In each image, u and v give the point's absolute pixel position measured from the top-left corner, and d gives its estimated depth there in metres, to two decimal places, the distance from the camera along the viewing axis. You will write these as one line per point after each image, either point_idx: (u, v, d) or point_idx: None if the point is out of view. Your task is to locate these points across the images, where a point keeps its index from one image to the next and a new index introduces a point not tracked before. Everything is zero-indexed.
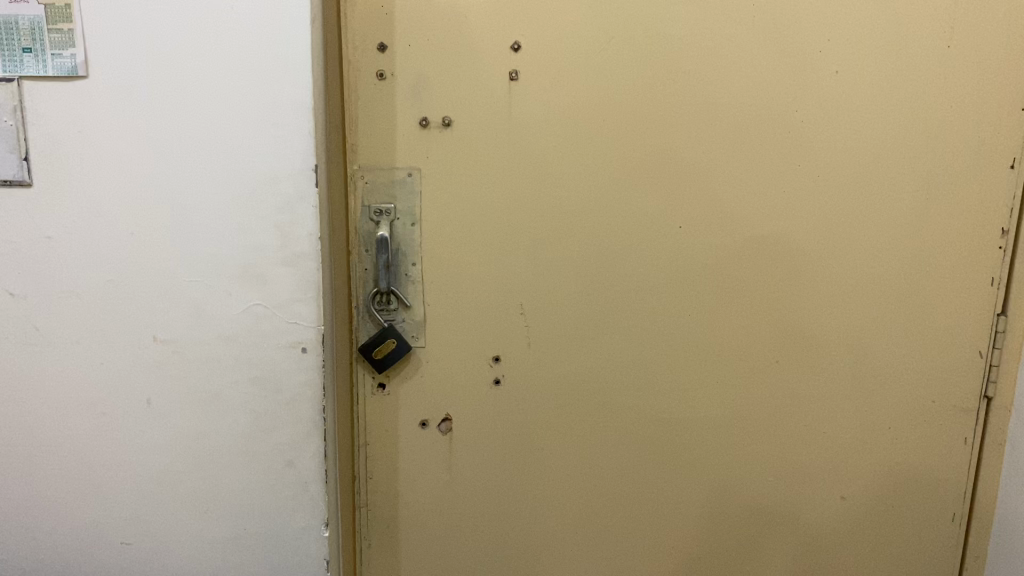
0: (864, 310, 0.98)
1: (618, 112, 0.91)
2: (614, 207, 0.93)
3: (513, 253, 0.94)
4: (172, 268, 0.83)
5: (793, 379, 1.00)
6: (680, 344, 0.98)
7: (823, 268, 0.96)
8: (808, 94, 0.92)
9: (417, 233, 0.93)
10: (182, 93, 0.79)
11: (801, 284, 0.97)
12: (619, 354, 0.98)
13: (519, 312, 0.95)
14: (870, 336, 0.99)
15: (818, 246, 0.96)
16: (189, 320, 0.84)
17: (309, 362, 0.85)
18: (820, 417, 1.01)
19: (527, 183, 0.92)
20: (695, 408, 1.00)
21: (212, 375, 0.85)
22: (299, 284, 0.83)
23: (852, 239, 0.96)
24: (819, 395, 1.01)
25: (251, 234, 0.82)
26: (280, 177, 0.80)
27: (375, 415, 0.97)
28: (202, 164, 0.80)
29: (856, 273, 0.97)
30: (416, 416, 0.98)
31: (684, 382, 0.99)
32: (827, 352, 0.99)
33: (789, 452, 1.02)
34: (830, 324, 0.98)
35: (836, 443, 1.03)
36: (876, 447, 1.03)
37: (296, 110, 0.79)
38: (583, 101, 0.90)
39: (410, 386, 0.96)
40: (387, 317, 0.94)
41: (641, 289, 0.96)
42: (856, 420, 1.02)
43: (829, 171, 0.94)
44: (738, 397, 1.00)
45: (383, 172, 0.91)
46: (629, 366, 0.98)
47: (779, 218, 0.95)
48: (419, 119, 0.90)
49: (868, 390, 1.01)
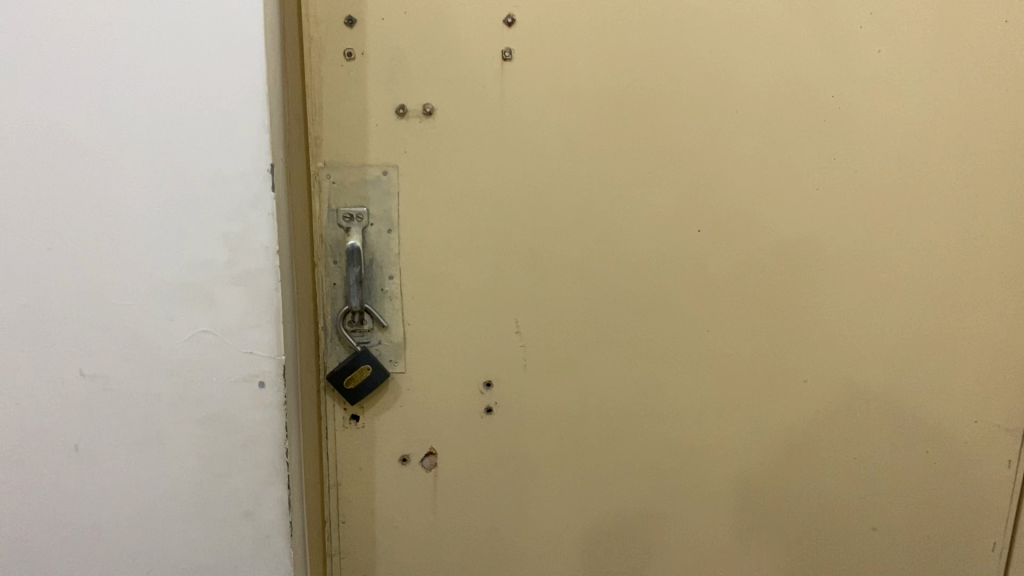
0: (903, 322, 0.87)
1: (629, 99, 0.78)
2: (623, 208, 0.81)
3: (507, 264, 0.81)
4: (100, 289, 0.68)
5: (824, 400, 0.89)
6: (698, 364, 0.86)
7: (858, 275, 0.85)
8: (846, 77, 0.79)
9: (395, 241, 0.79)
10: (105, 75, 0.64)
11: (834, 293, 0.85)
12: (629, 376, 0.85)
13: (514, 330, 0.83)
14: (908, 351, 0.87)
15: (853, 250, 0.84)
16: (122, 350, 0.70)
17: (268, 397, 0.72)
18: (853, 442, 0.90)
19: (523, 181, 0.79)
20: (713, 435, 0.88)
21: (152, 414, 0.71)
22: (255, 307, 0.69)
23: (892, 242, 0.84)
24: (850, 416, 0.89)
25: (195, 247, 0.68)
26: (229, 178, 0.66)
27: (348, 451, 0.84)
28: (134, 163, 0.66)
29: (895, 282, 0.85)
30: (395, 452, 0.84)
31: (703, 406, 0.87)
32: (860, 368, 0.88)
33: (817, 481, 0.91)
34: (867, 339, 0.87)
35: (868, 469, 0.91)
36: (912, 474, 0.92)
37: (247, 96, 0.65)
38: (588, 87, 0.78)
39: (388, 417, 0.83)
40: (360, 338, 0.81)
41: (653, 302, 0.84)
42: (893, 445, 0.91)
43: (869, 166, 0.82)
44: (763, 422, 0.89)
45: (353, 170, 0.77)
46: (640, 389, 0.86)
47: (810, 219, 0.83)
48: (396, 108, 0.76)
49: (904, 410, 0.89)
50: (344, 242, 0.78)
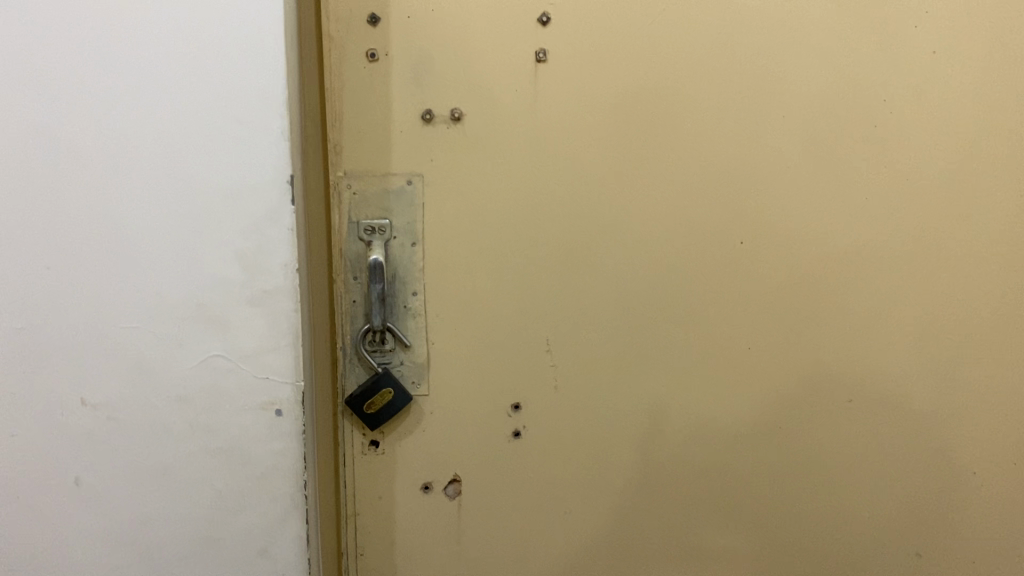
0: (953, 338, 0.82)
1: (669, 103, 0.74)
2: (662, 219, 0.76)
3: (538, 278, 0.76)
4: (103, 311, 0.63)
5: (870, 422, 0.84)
6: (738, 384, 0.81)
7: (906, 289, 0.80)
8: (898, 80, 0.76)
9: (419, 256, 0.74)
10: (112, 79, 0.59)
11: (881, 308, 0.81)
12: (665, 397, 0.80)
13: (544, 349, 0.77)
14: (958, 369, 0.83)
15: (902, 263, 0.80)
16: (128, 377, 0.64)
17: (285, 426, 0.66)
18: (899, 465, 0.85)
19: (557, 191, 0.74)
20: (753, 459, 0.83)
21: (160, 445, 0.66)
22: (271, 330, 0.64)
23: (942, 254, 0.80)
24: (897, 438, 0.84)
25: (207, 266, 0.62)
26: (245, 191, 0.61)
27: (367, 479, 0.79)
28: (141, 174, 0.61)
29: (946, 296, 0.81)
30: (417, 479, 0.79)
31: (742, 427, 0.82)
32: (907, 388, 0.83)
33: (860, 507, 0.86)
34: (915, 357, 0.82)
35: (914, 494, 0.86)
36: (959, 497, 0.86)
37: (265, 102, 0.60)
38: (626, 91, 0.73)
39: (409, 442, 0.78)
40: (381, 360, 0.76)
41: (691, 319, 0.79)
42: (942, 470, 0.85)
43: (919, 174, 0.78)
44: (805, 444, 0.84)
45: (375, 180, 0.72)
46: (676, 410, 0.81)
47: (858, 230, 0.78)
48: (422, 113, 0.71)
49: (952, 431, 0.84)
50: (364, 257, 0.73)
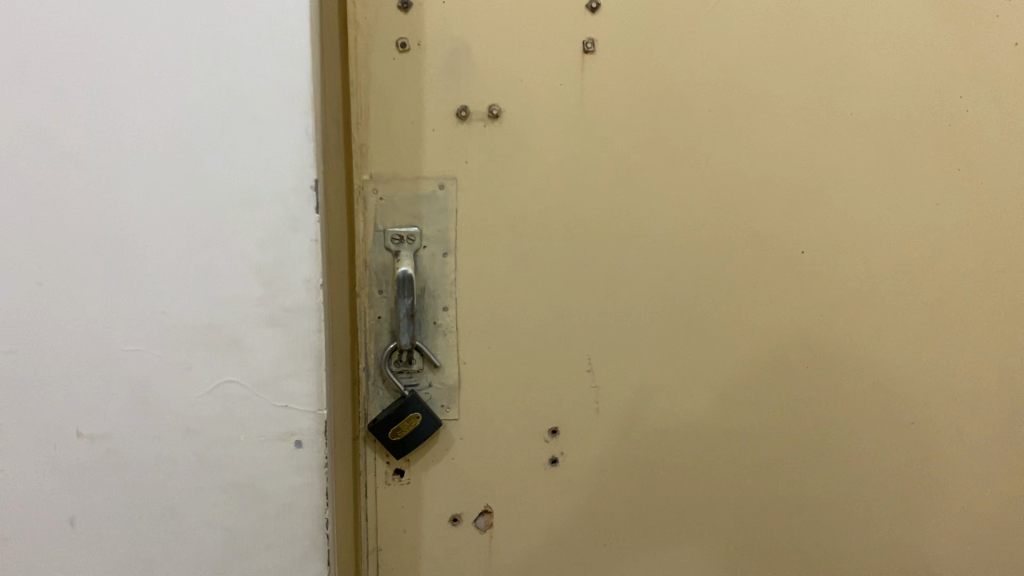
0: (1010, 352, 0.80)
1: (731, 101, 0.71)
2: (721, 232, 0.74)
3: (579, 293, 0.73)
4: (104, 333, 0.56)
5: (923, 437, 0.81)
6: (794, 401, 0.78)
7: (965, 301, 0.78)
8: (969, 78, 0.73)
9: (451, 266, 0.71)
10: (112, 71, 0.52)
11: (938, 322, 0.78)
12: (712, 416, 0.78)
13: (586, 369, 0.74)
14: (1015, 385, 0.81)
15: (963, 272, 0.77)
16: (131, 407, 0.57)
17: (305, 460, 0.60)
18: (948, 485, 0.83)
19: (608, 197, 0.71)
20: (800, 482, 0.81)
21: (165, 483, 0.59)
22: (292, 352, 0.57)
23: (1004, 264, 0.77)
24: (948, 457, 0.82)
25: (221, 282, 0.56)
26: (264, 198, 0.54)
27: (391, 511, 0.74)
28: (146, 178, 0.54)
29: (1007, 307, 0.78)
30: (446, 510, 0.75)
31: (791, 443, 0.80)
32: (961, 405, 0.81)
33: (907, 529, 0.84)
34: (970, 369, 0.80)
35: (960, 513, 0.84)
36: (1006, 515, 0.85)
37: (288, 99, 0.53)
38: (686, 88, 0.70)
39: (438, 469, 0.74)
40: (408, 382, 0.71)
41: (741, 335, 0.76)
42: (990, 488, 0.84)
43: (986, 177, 0.75)
44: (854, 462, 0.81)
45: (404, 186, 0.69)
46: (723, 427, 0.78)
47: (915, 238, 0.76)
48: (458, 110, 0.68)
49: (1004, 449, 0.82)
50: (391, 268, 0.69)
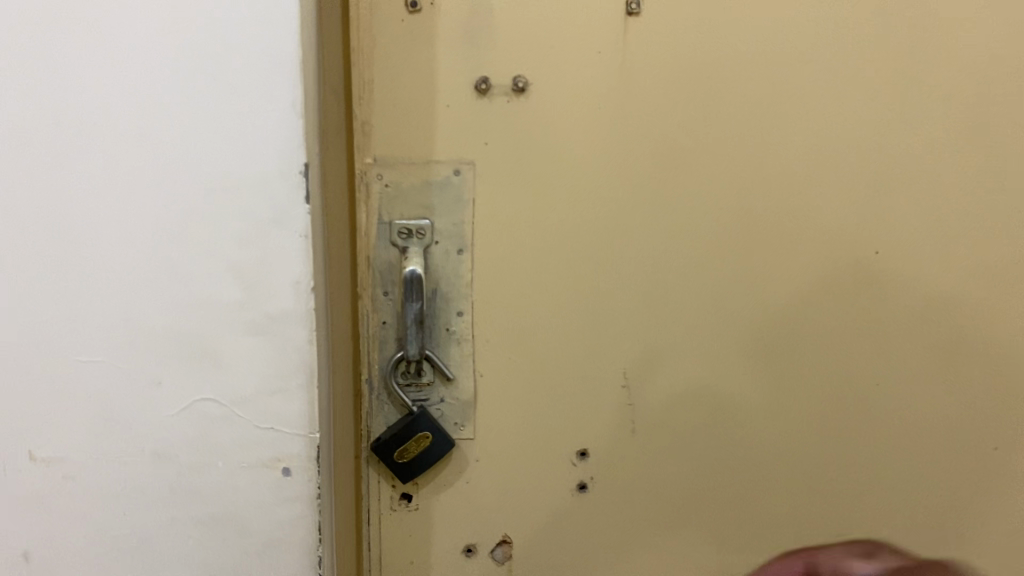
0: None
1: (798, 78, 0.62)
2: (781, 230, 0.65)
3: (614, 298, 0.64)
4: (59, 341, 0.48)
5: (1004, 465, 0.72)
6: (860, 424, 0.69)
7: None
8: None
9: (466, 265, 0.62)
10: (59, 29, 0.43)
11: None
12: (761, 437, 0.69)
13: (620, 384, 0.66)
14: None
15: None
16: (91, 427, 0.49)
17: (293, 489, 0.51)
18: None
19: (649, 186, 0.63)
20: (862, 513, 0.72)
21: (132, 514, 0.51)
22: (279, 366, 0.49)
23: None
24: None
25: (194, 284, 0.47)
26: (243, 186, 0.45)
27: (397, 538, 0.67)
28: (105, 161, 0.45)
29: None
30: (458, 537, 0.68)
31: (854, 468, 0.70)
32: None
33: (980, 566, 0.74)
34: None
35: None
36: None
37: (272, 65, 0.44)
38: (746, 60, 0.61)
39: (450, 492, 0.66)
40: (416, 397, 0.63)
41: (800, 346, 0.67)
42: None
43: None
44: (923, 492, 0.72)
45: (413, 172, 0.60)
46: (773, 451, 0.69)
47: (1004, 239, 0.66)
48: (477, 82, 0.59)
49: None
50: (397, 266, 0.61)
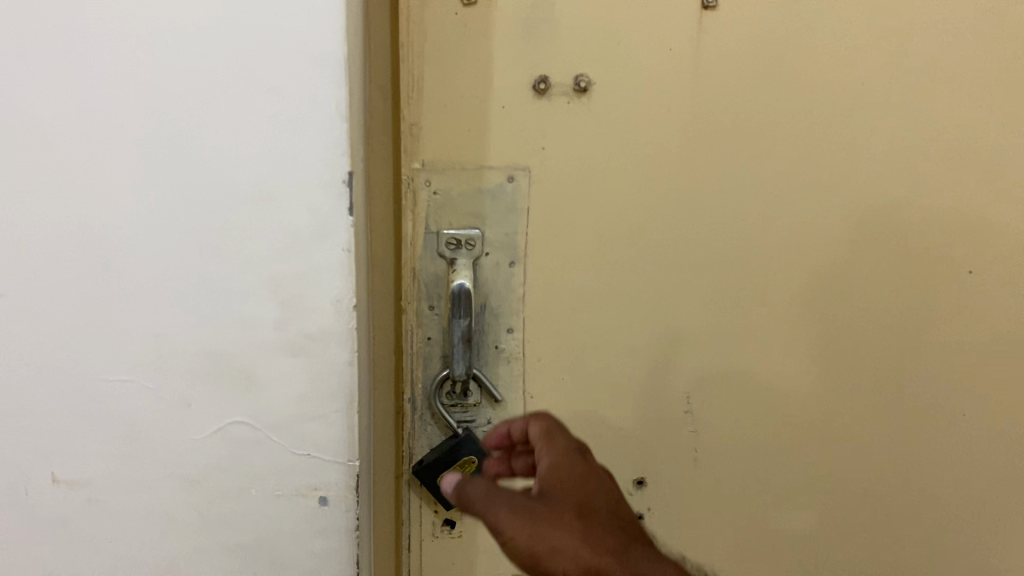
0: None
1: (888, 79, 0.57)
2: (864, 245, 0.60)
3: (678, 314, 0.61)
4: (84, 358, 0.44)
5: None
6: (946, 457, 0.64)
7: None
8: None
9: (518, 277, 0.60)
10: (83, 22, 0.40)
11: None
12: (836, 469, 0.64)
13: (684, 411, 0.62)
14: None
15: None
16: (117, 449, 0.46)
17: (330, 519, 0.48)
18: None
19: (718, 193, 0.59)
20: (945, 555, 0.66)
21: (159, 542, 0.48)
22: (317, 388, 0.45)
23: None
24: None
25: (227, 301, 0.43)
26: (281, 195, 0.42)
27: (439, 566, 0.63)
28: (132, 166, 0.41)
29: None
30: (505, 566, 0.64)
31: (938, 507, 0.65)
32: None
33: None
34: None
35: None
36: None
37: (315, 64, 0.40)
38: (830, 58, 0.57)
39: None
40: (461, 418, 0.61)
41: (880, 371, 0.62)
42: None
43: None
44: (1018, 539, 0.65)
45: (463, 178, 0.58)
46: (847, 484, 0.64)
47: None
48: (536, 81, 0.56)
49: None
50: (443, 279, 0.59)
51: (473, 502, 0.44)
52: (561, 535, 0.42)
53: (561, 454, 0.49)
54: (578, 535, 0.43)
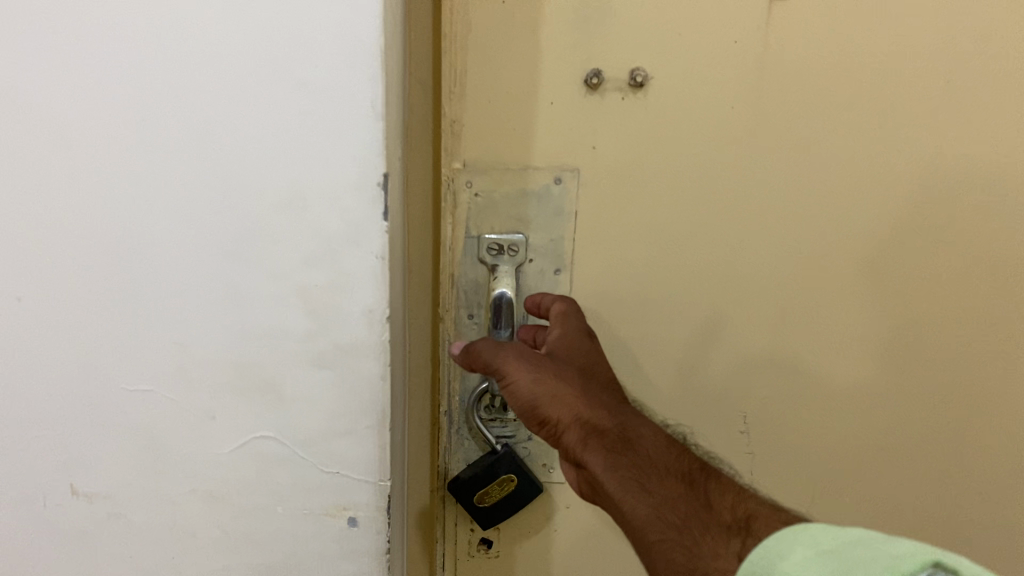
0: None
1: (974, 79, 0.53)
2: (933, 254, 0.57)
3: (731, 317, 0.59)
4: (106, 366, 0.42)
5: None
6: (1003, 476, 0.62)
7: None
8: None
9: (564, 286, 0.59)
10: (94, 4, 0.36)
11: None
12: (884, 482, 0.63)
13: (739, 431, 0.62)
14: None
15: None
16: (138, 462, 0.44)
17: (360, 542, 0.45)
18: None
19: (775, 199, 0.56)
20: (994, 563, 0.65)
21: (182, 557, 0.46)
22: (347, 403, 0.42)
23: None
24: None
25: (254, 310, 0.41)
26: (311, 197, 0.39)
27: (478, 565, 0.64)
28: (153, 166, 0.39)
29: None
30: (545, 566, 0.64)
31: (991, 526, 0.64)
32: None
33: None
34: None
35: None
36: None
37: (349, 56, 0.37)
38: (911, 53, 0.53)
39: (537, 522, 0.62)
40: (500, 433, 0.58)
41: (942, 381, 0.60)
42: None
43: None
44: None
45: (507, 180, 0.56)
46: (897, 492, 0.63)
47: None
48: (588, 76, 0.53)
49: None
50: (484, 286, 0.59)
51: (485, 357, 0.49)
52: (560, 387, 0.46)
53: (572, 331, 0.52)
54: (574, 391, 0.46)
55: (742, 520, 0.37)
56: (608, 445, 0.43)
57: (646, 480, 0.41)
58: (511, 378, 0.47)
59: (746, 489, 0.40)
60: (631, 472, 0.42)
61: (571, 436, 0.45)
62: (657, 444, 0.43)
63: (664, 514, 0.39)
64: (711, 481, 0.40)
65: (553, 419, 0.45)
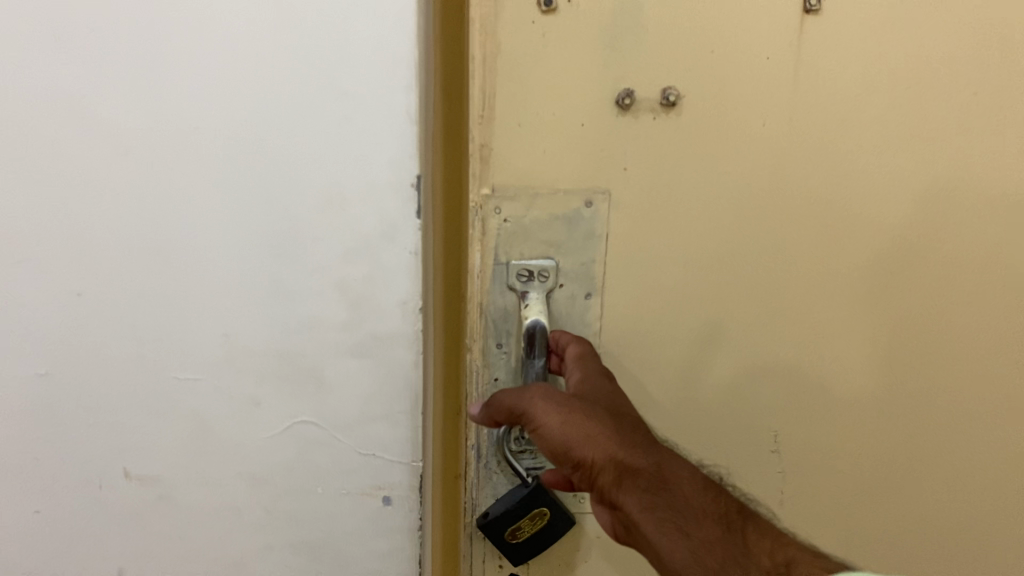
0: None
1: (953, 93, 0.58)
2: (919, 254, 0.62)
3: (739, 316, 0.63)
4: (161, 356, 0.45)
5: None
6: (974, 455, 0.68)
7: None
8: None
9: (594, 310, 0.63)
10: (159, 17, 0.40)
11: None
12: (875, 467, 0.68)
13: (771, 451, 0.67)
14: None
15: None
16: (189, 447, 0.47)
17: (393, 519, 0.48)
18: None
19: (782, 208, 0.60)
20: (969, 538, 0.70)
21: (226, 536, 0.49)
22: (385, 390, 0.46)
23: None
24: None
25: (299, 304, 0.44)
26: (351, 197, 0.42)
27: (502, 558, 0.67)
28: (206, 169, 0.42)
29: None
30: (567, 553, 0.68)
31: (963, 503, 0.69)
32: None
33: None
34: None
35: None
36: None
37: (391, 71, 0.40)
38: (900, 71, 0.57)
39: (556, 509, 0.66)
40: (530, 465, 0.63)
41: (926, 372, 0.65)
42: None
43: None
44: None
45: (537, 206, 0.60)
46: (886, 477, 0.68)
47: None
48: (621, 96, 0.57)
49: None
50: (512, 314, 0.62)
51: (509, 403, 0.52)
52: (589, 426, 0.50)
53: (591, 372, 0.56)
54: (604, 429, 0.50)
55: (783, 566, 0.47)
56: (645, 487, 0.50)
57: (687, 526, 0.49)
58: (542, 422, 0.51)
59: (771, 529, 0.50)
60: (668, 514, 0.50)
61: (605, 477, 0.50)
62: (690, 483, 0.51)
63: (704, 558, 0.48)
64: (743, 523, 0.50)
65: (586, 459, 0.50)
